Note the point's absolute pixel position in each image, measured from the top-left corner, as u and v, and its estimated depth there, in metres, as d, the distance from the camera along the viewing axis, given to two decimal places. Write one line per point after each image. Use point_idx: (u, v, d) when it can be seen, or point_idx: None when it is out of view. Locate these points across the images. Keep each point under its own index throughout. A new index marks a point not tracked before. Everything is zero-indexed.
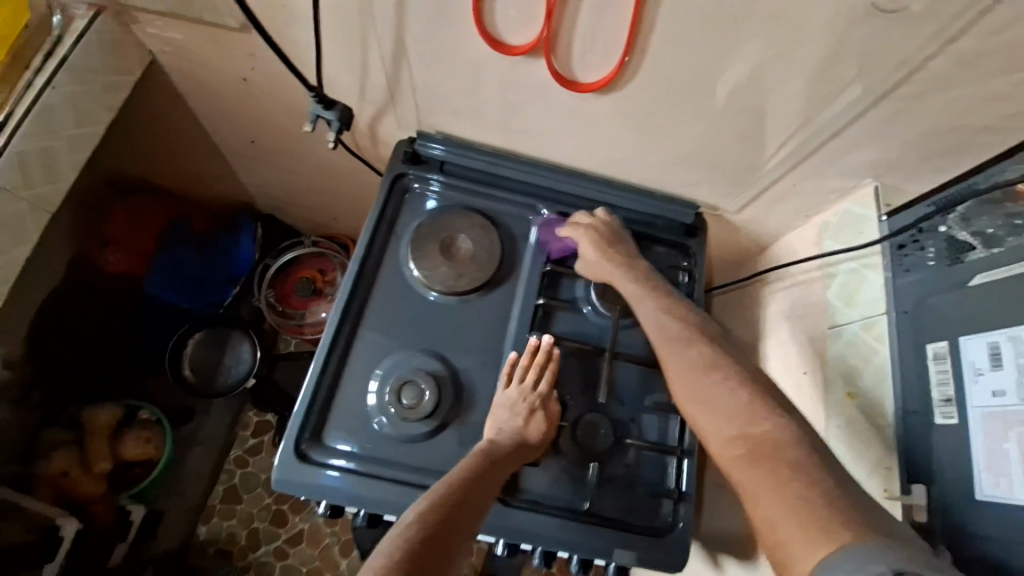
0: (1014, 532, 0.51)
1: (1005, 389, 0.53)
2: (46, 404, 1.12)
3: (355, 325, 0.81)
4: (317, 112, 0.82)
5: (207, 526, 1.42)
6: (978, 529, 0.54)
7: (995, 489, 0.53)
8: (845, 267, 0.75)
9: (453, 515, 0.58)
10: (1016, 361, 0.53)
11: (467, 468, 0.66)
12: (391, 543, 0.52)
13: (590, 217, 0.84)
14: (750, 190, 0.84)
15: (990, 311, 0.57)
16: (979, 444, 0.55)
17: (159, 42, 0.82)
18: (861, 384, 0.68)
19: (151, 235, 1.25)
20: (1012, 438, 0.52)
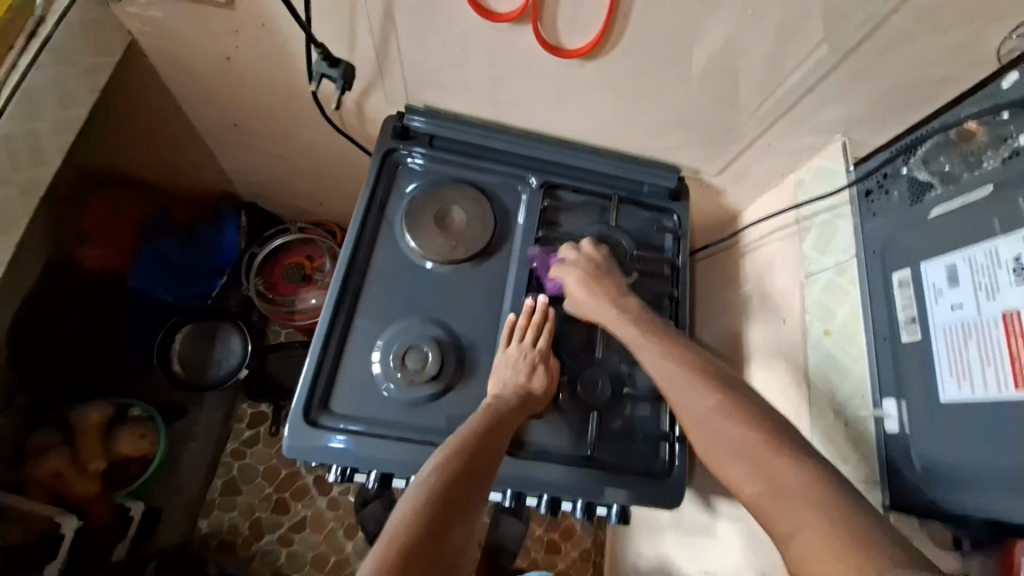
0: (973, 430, 0.55)
1: (962, 303, 0.58)
2: (33, 407, 1.07)
3: (356, 297, 0.84)
4: (322, 69, 0.80)
5: (208, 519, 1.44)
6: (940, 434, 0.59)
7: (959, 393, 0.57)
8: (820, 219, 0.80)
9: (473, 458, 0.62)
10: (972, 277, 0.57)
11: (482, 418, 0.70)
12: (417, 488, 0.57)
13: (576, 253, 0.85)
14: (729, 152, 0.88)
15: (945, 236, 0.61)
16: (942, 354, 0.59)
17: (139, 22, 0.82)
18: (835, 322, 0.73)
19: (131, 228, 1.22)
20: (972, 346, 0.56)
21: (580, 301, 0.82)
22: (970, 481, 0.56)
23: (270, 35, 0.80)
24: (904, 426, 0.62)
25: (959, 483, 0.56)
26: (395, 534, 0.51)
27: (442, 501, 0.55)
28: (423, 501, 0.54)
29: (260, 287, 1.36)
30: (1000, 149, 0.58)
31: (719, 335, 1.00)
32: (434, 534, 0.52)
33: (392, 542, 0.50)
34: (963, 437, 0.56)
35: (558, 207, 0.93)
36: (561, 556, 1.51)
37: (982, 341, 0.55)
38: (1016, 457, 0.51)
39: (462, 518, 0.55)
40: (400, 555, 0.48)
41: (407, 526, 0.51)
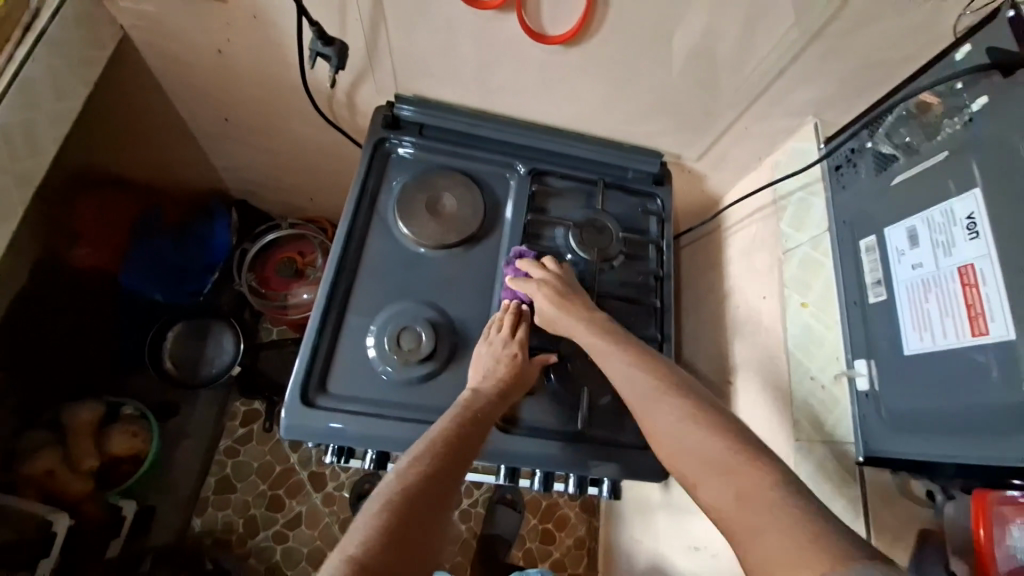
0: (934, 378, 0.58)
1: (923, 261, 0.61)
2: (20, 408, 1.05)
3: (350, 282, 0.86)
4: (317, 49, 0.78)
5: (202, 518, 1.43)
6: (905, 386, 0.61)
7: (922, 344, 0.60)
8: (795, 197, 0.84)
9: (443, 461, 0.60)
10: (931, 237, 0.61)
11: (458, 414, 0.68)
12: (378, 496, 0.55)
13: (542, 270, 0.83)
14: (708, 136, 0.92)
15: (908, 202, 0.65)
16: (906, 311, 0.62)
17: (133, 17, 0.84)
18: (812, 293, 0.77)
19: (123, 229, 1.20)
20: (931, 301, 0.59)
21: (544, 316, 0.80)
22: (928, 429, 0.58)
23: (261, 28, 0.83)
24: (875, 383, 0.65)
25: (919, 431, 0.59)
26: (350, 550, 0.49)
27: (404, 510, 0.53)
28: (383, 512, 0.52)
29: (252, 283, 1.37)
30: (956, 117, 0.61)
31: (705, 315, 1.03)
32: (389, 555, 0.49)
33: (346, 560, 0.48)
34: (924, 387, 0.59)
35: (546, 193, 0.96)
36: (556, 544, 1.52)
37: (940, 295, 0.58)
38: (970, 401, 0.54)
39: (427, 527, 0.53)
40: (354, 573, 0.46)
41: (363, 542, 0.49)
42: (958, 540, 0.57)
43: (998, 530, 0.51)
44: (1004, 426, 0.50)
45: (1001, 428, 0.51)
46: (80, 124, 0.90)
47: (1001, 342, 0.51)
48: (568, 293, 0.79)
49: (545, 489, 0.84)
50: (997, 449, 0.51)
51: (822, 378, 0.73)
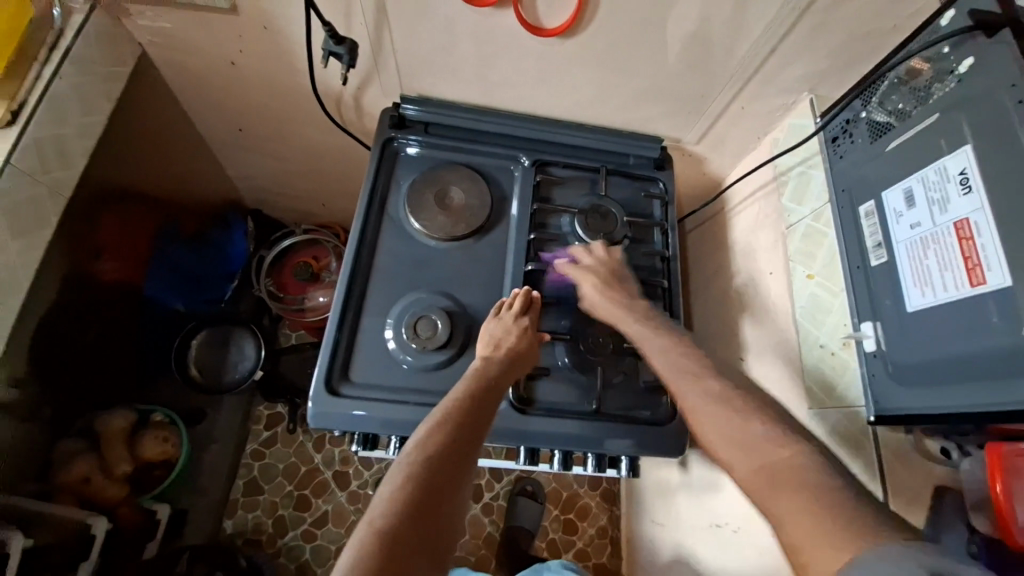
0: (935, 332, 0.59)
1: (920, 220, 0.63)
2: (55, 419, 1.08)
3: (366, 277, 0.89)
4: (329, 48, 0.82)
5: (232, 519, 1.48)
6: (909, 344, 0.62)
7: (923, 300, 0.61)
8: (795, 172, 0.86)
9: (457, 433, 0.63)
10: (927, 196, 0.62)
11: (468, 389, 0.70)
12: (398, 469, 0.57)
13: (591, 257, 0.89)
14: (706, 118, 0.94)
15: (904, 165, 0.66)
16: (906, 269, 0.64)
17: (149, 34, 0.89)
18: (817, 264, 0.79)
19: (144, 242, 1.21)
20: (930, 257, 0.60)
21: (591, 301, 0.86)
22: (931, 384, 0.59)
23: (270, 37, 0.87)
24: (881, 343, 0.66)
25: (923, 387, 0.60)
26: (377, 520, 0.52)
27: (424, 485, 0.56)
28: (405, 484, 0.55)
29: (270, 288, 1.41)
30: (946, 79, 0.62)
31: (714, 296, 1.04)
32: (413, 524, 0.52)
33: (373, 530, 0.51)
34: (926, 341, 0.60)
35: (550, 182, 0.98)
36: (579, 534, 1.53)
37: (939, 250, 0.59)
38: (968, 348, 0.55)
39: (446, 499, 0.56)
40: (382, 542, 0.50)
41: (389, 514, 0.52)
42: (974, 496, 0.59)
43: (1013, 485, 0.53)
44: (1005, 373, 0.51)
45: (1001, 375, 0.51)
46: (104, 141, 0.96)
47: (999, 290, 0.52)
48: (614, 281, 0.85)
49: (565, 468, 0.87)
50: (998, 396, 0.51)
51: (830, 345, 0.75)
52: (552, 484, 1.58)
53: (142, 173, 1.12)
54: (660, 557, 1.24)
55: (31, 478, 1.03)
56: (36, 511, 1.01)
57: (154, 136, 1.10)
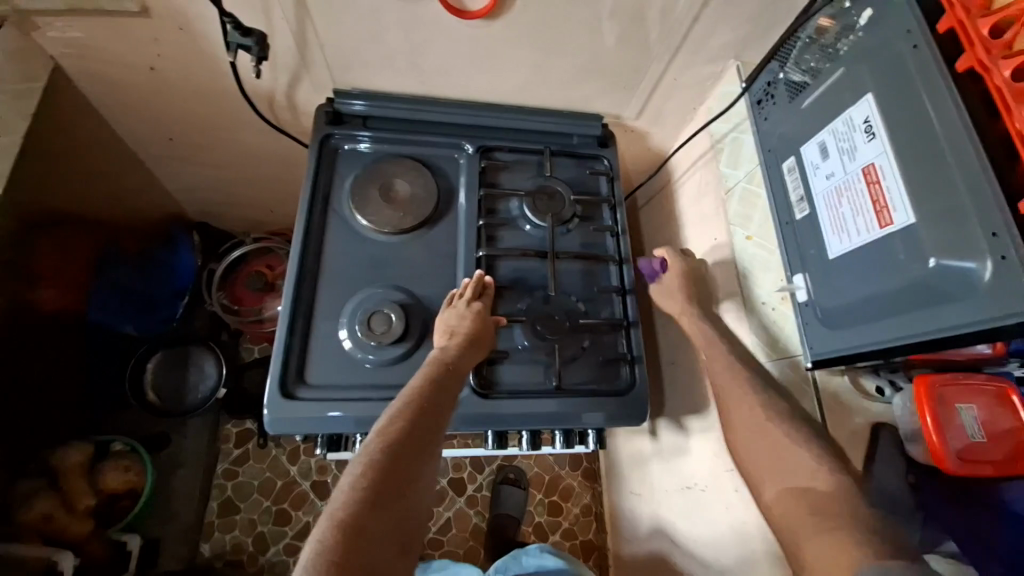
0: (854, 275, 0.62)
1: (834, 171, 0.66)
2: (5, 460, 1.02)
3: (315, 277, 0.87)
4: (235, 40, 0.77)
5: (210, 543, 1.43)
6: (832, 288, 0.65)
7: (842, 246, 0.64)
8: (729, 138, 0.89)
9: (420, 422, 0.63)
10: (839, 147, 0.65)
11: (428, 377, 0.70)
12: (359, 460, 0.57)
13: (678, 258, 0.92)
14: (643, 92, 0.95)
15: (817, 120, 0.69)
16: (826, 218, 0.67)
17: (60, 45, 0.84)
18: (754, 225, 0.82)
19: (82, 267, 1.14)
20: (845, 205, 0.64)
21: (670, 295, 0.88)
22: (853, 324, 0.62)
23: (190, 39, 0.83)
24: (811, 292, 0.69)
25: (847, 328, 0.63)
26: (339, 513, 0.51)
27: (388, 475, 0.56)
28: (368, 474, 0.55)
29: (224, 302, 1.37)
30: (849, 35, 0.66)
31: None
32: (376, 516, 0.52)
33: (336, 523, 0.50)
34: (846, 285, 0.63)
35: (496, 167, 0.98)
36: (564, 514, 1.55)
37: (852, 197, 0.63)
38: (883, 286, 0.58)
39: (410, 489, 0.57)
40: (345, 534, 0.49)
41: (351, 506, 0.52)
42: (908, 427, 0.64)
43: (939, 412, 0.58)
44: (915, 304, 0.54)
45: (911, 307, 0.55)
46: (33, 163, 0.90)
47: (904, 228, 0.56)
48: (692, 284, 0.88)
49: (534, 447, 0.89)
50: (908, 327, 0.55)
51: (771, 300, 0.78)
52: (534, 470, 1.60)
53: (73, 197, 1.06)
54: (641, 527, 1.27)
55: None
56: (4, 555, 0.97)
57: (82, 152, 1.04)
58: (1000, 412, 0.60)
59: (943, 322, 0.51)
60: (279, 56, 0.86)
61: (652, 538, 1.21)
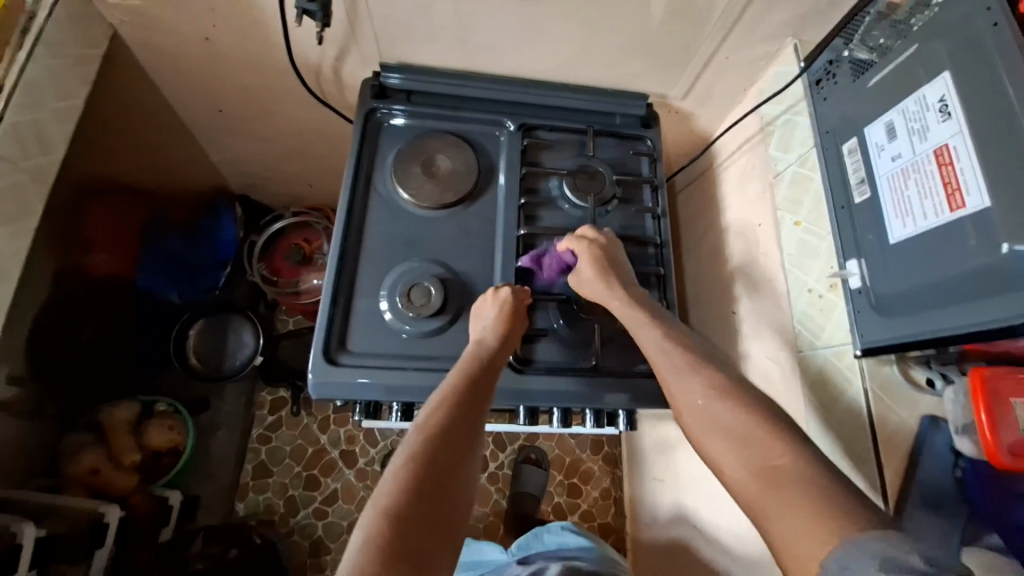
0: (917, 261, 0.60)
1: (901, 152, 0.63)
2: (60, 415, 1.10)
3: (357, 248, 0.89)
4: (300, 5, 0.79)
5: (244, 502, 1.49)
6: (891, 273, 0.63)
7: (905, 230, 0.62)
8: (781, 121, 0.86)
9: (458, 412, 0.64)
10: (907, 127, 0.63)
11: (465, 367, 0.71)
12: (401, 451, 0.59)
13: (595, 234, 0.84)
14: (691, 72, 0.93)
15: (885, 99, 0.66)
16: (888, 202, 0.64)
17: (119, 13, 0.87)
18: (803, 210, 0.80)
19: (132, 231, 1.18)
20: (911, 187, 0.61)
21: (582, 279, 0.81)
22: (913, 311, 0.60)
23: (244, 9, 0.85)
24: (866, 279, 0.67)
25: (904, 316, 0.61)
26: (383, 504, 0.53)
27: (428, 465, 0.57)
28: (409, 465, 0.57)
29: (264, 273, 1.41)
30: (925, 11, 0.63)
31: (707, 251, 1.05)
32: (419, 505, 0.54)
33: (380, 513, 0.52)
34: (907, 271, 0.61)
35: (538, 146, 0.98)
36: (583, 497, 1.57)
37: (919, 178, 0.60)
38: (949, 272, 0.56)
39: (453, 478, 0.58)
40: (390, 523, 0.51)
41: (395, 497, 0.53)
42: (961, 421, 0.63)
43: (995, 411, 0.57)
44: (986, 290, 0.52)
45: (979, 295, 0.53)
46: (87, 126, 0.95)
47: (978, 212, 0.53)
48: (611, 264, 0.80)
49: (565, 424, 0.90)
50: (974, 315, 0.53)
51: (818, 287, 0.76)
52: (555, 451, 1.62)
53: (125, 165, 1.10)
54: (661, 512, 1.28)
55: (41, 475, 1.05)
56: (48, 504, 1.02)
57: (135, 120, 1.07)
58: None
59: (1016, 309, 0.49)
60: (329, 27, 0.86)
61: (673, 524, 1.21)
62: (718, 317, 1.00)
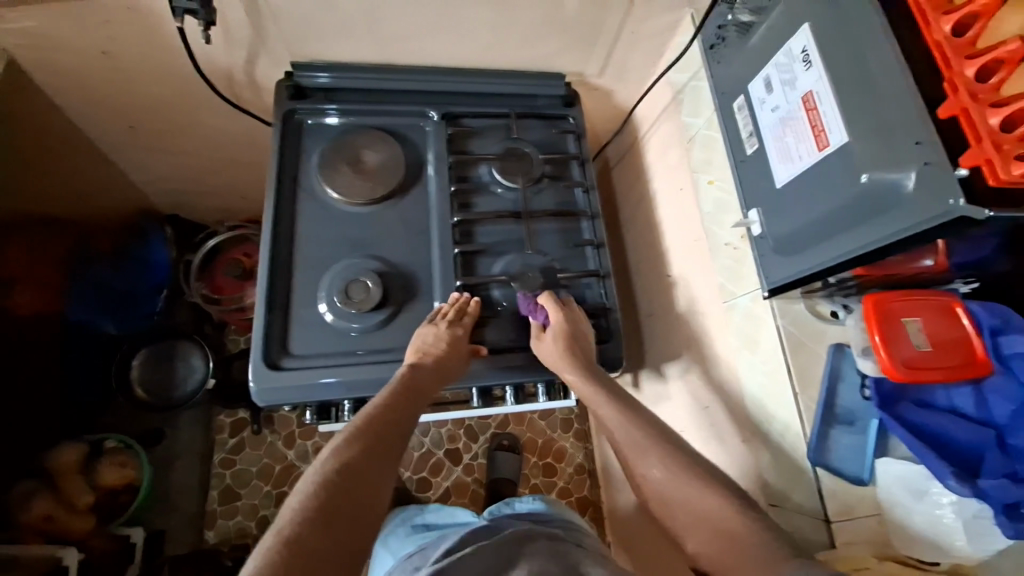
0: (800, 200, 0.65)
1: (779, 104, 0.68)
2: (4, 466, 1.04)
3: (289, 251, 0.88)
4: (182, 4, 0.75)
5: (214, 530, 1.40)
6: (782, 216, 0.68)
7: (788, 173, 0.67)
8: (689, 87, 0.93)
9: (375, 443, 0.63)
10: (781, 79, 0.68)
11: (387, 394, 0.71)
12: (310, 479, 0.57)
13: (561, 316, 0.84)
14: (603, 48, 0.97)
15: (761, 56, 0.72)
16: (773, 150, 0.69)
17: (12, 36, 0.82)
18: (714, 169, 0.86)
19: (55, 264, 1.12)
20: (789, 134, 0.67)
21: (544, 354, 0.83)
22: (803, 247, 0.65)
23: (141, 18, 0.82)
24: (764, 226, 0.71)
25: (798, 253, 0.66)
26: (282, 534, 0.50)
27: (334, 492, 0.55)
28: (313, 494, 0.55)
29: (204, 292, 1.36)
30: None
31: (641, 220, 1.10)
32: (320, 534, 0.51)
33: (278, 545, 0.49)
34: (794, 211, 0.66)
35: (463, 134, 1.00)
36: (558, 475, 1.60)
37: (794, 126, 0.66)
38: (827, 206, 0.61)
39: (362, 507, 0.56)
40: (287, 553, 0.49)
41: (296, 526, 0.51)
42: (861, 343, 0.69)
43: (884, 332, 0.63)
44: (856, 218, 0.58)
45: (849, 222, 0.59)
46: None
47: (839, 148, 0.59)
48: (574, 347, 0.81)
49: (518, 400, 0.92)
50: (848, 243, 0.58)
51: (734, 237, 0.82)
52: (526, 435, 1.64)
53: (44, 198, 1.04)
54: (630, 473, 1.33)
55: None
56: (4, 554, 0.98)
57: (49, 148, 1.02)
58: (947, 323, 0.67)
59: (880, 233, 0.55)
60: (235, 30, 0.85)
61: None
62: (656, 281, 1.05)
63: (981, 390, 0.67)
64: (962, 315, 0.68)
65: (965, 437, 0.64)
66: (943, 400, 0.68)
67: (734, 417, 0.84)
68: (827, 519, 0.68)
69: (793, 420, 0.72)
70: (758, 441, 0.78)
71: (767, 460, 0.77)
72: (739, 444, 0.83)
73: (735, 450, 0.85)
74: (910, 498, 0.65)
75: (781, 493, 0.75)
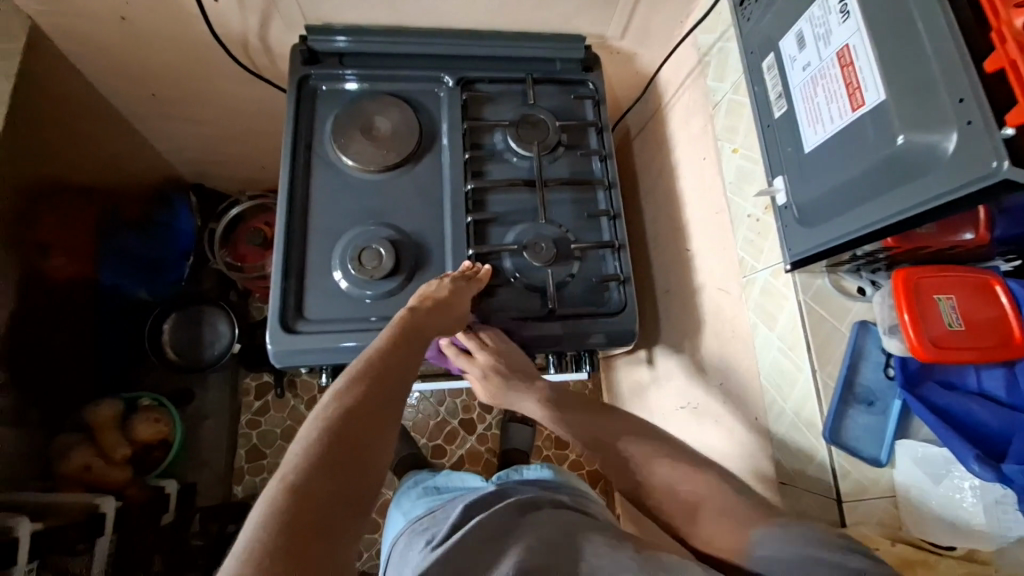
0: (827, 166, 0.61)
1: (810, 61, 0.63)
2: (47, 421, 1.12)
3: (304, 217, 0.89)
4: None
5: (242, 485, 1.48)
6: (807, 183, 0.65)
7: (816, 137, 0.63)
8: (716, 49, 0.87)
9: (376, 386, 0.63)
10: (814, 35, 0.63)
11: (386, 340, 0.71)
12: (313, 425, 0.57)
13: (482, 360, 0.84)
14: (624, 9, 0.92)
15: (792, 10, 0.66)
16: (802, 112, 0.65)
17: (33, 2, 0.83)
18: (739, 137, 0.82)
19: (87, 232, 1.16)
20: (820, 94, 0.62)
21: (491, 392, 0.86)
22: (828, 216, 0.61)
23: None
24: (789, 194, 0.68)
25: (821, 223, 0.62)
26: (289, 476, 0.51)
27: (338, 435, 0.56)
28: (318, 437, 0.55)
29: (227, 260, 1.39)
30: None
31: (660, 192, 1.06)
32: (328, 476, 0.52)
33: (286, 487, 0.50)
34: (820, 177, 0.62)
35: (478, 100, 0.97)
36: (570, 448, 1.62)
37: (826, 85, 0.61)
38: (857, 171, 0.57)
39: (367, 448, 0.57)
40: (297, 494, 0.49)
41: (303, 468, 0.52)
42: (887, 321, 0.66)
43: (915, 310, 0.59)
44: (889, 184, 0.54)
45: (881, 188, 0.55)
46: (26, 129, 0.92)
47: (875, 107, 0.55)
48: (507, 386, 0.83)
49: None
50: (878, 211, 0.55)
51: (758, 208, 0.78)
52: None
53: (71, 167, 1.07)
54: None
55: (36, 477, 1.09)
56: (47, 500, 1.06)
57: (74, 117, 1.04)
58: (984, 302, 0.63)
59: (914, 199, 0.51)
60: None
61: None
62: (675, 255, 1.02)
63: (1014, 372, 0.63)
64: (1000, 294, 0.64)
65: (991, 421, 0.61)
66: (972, 383, 0.65)
67: (750, 394, 0.83)
68: (839, 499, 0.67)
69: (809, 397, 0.70)
70: (771, 418, 0.77)
71: (778, 436, 0.76)
72: (753, 420, 0.82)
73: (748, 426, 0.83)
74: (930, 481, 0.63)
75: (793, 470, 0.73)
